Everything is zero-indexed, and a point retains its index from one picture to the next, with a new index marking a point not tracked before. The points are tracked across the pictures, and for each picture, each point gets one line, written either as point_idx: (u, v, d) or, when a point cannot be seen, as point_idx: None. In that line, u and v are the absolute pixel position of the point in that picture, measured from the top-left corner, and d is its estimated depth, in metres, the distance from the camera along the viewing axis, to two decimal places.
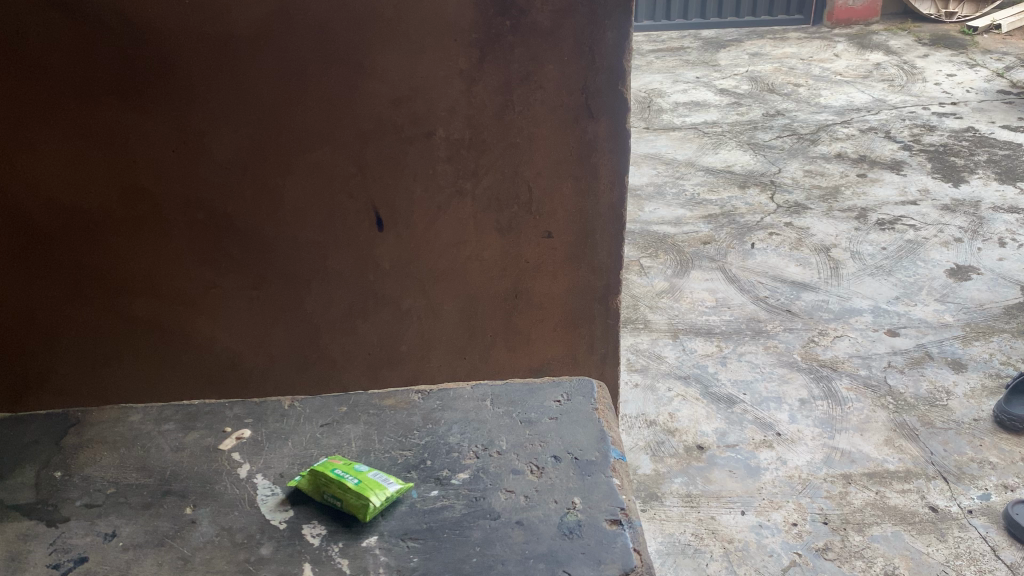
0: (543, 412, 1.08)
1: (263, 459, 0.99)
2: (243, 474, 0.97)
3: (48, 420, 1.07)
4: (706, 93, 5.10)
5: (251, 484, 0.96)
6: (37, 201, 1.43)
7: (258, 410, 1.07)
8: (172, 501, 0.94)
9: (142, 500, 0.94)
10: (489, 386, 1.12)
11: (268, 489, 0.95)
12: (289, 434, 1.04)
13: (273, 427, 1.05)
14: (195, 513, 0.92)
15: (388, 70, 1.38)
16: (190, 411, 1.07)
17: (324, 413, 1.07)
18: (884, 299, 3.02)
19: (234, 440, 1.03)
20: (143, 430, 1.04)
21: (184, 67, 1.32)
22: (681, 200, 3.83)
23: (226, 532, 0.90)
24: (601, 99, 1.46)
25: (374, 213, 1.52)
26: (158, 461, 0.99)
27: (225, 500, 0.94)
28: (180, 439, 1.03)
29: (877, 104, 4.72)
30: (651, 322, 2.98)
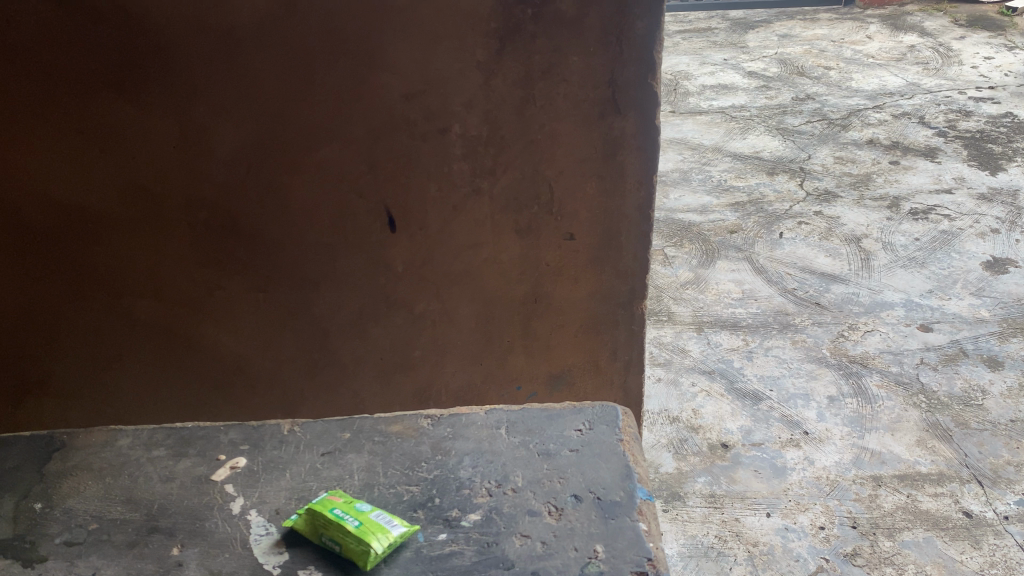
0: (563, 445, 1.08)
1: (258, 494, 1.03)
2: (236, 510, 1.01)
3: (37, 449, 1.13)
4: (734, 76, 4.95)
5: (243, 522, 0.99)
6: (33, 201, 1.35)
7: (254, 437, 1.12)
8: (157, 540, 0.97)
9: (126, 538, 0.98)
10: (504, 414, 1.13)
11: (264, 528, 0.98)
12: (285, 464, 1.07)
13: (270, 456, 1.09)
14: (182, 554, 0.95)
15: (401, 62, 1.29)
16: (183, 438, 1.13)
17: (325, 440, 1.11)
18: (917, 293, 2.90)
19: (228, 470, 1.07)
20: (131, 459, 1.09)
21: (185, 59, 1.24)
22: (707, 186, 3.71)
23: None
24: (628, 94, 1.36)
25: (387, 214, 1.44)
26: (145, 493, 1.04)
27: (214, 540, 0.97)
28: (170, 469, 1.08)
29: (911, 88, 4.55)
30: (675, 314, 2.89)
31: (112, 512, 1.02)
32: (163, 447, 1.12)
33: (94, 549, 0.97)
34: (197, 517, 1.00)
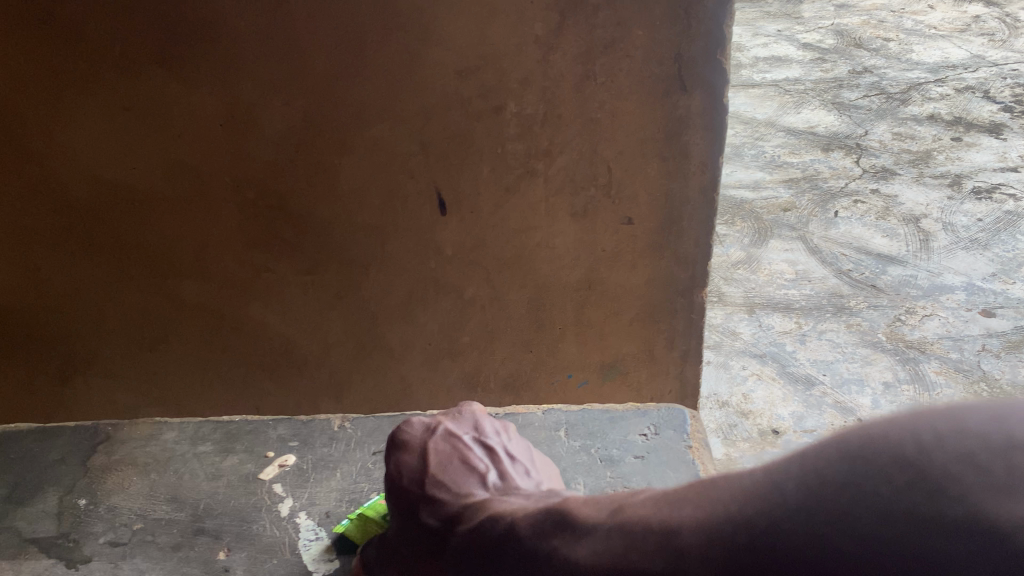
0: (628, 450, 1.25)
1: (309, 494, 1.16)
2: (284, 512, 1.13)
3: (84, 446, 1.25)
4: (788, 47, 4.79)
5: (292, 525, 1.11)
6: (78, 179, 1.32)
7: (302, 433, 1.27)
8: (203, 542, 1.08)
9: (170, 540, 1.09)
10: (567, 418, 1.32)
11: (313, 532, 1.09)
12: (335, 463, 1.21)
13: (318, 454, 1.23)
14: (228, 560, 1.06)
15: (456, 36, 1.22)
16: (230, 434, 1.27)
17: (375, 439, 1.25)
18: (979, 276, 2.75)
19: (277, 468, 1.21)
20: (178, 455, 1.23)
21: (231, 33, 1.19)
22: (760, 162, 3.60)
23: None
24: (694, 71, 1.28)
25: (437, 196, 1.38)
26: (191, 493, 1.16)
27: (261, 545, 1.08)
28: (217, 465, 1.21)
29: (976, 60, 4.35)
30: (726, 295, 2.81)
31: (158, 511, 1.13)
32: (209, 441, 1.27)
33: (138, 551, 1.07)
34: (243, 519, 1.12)
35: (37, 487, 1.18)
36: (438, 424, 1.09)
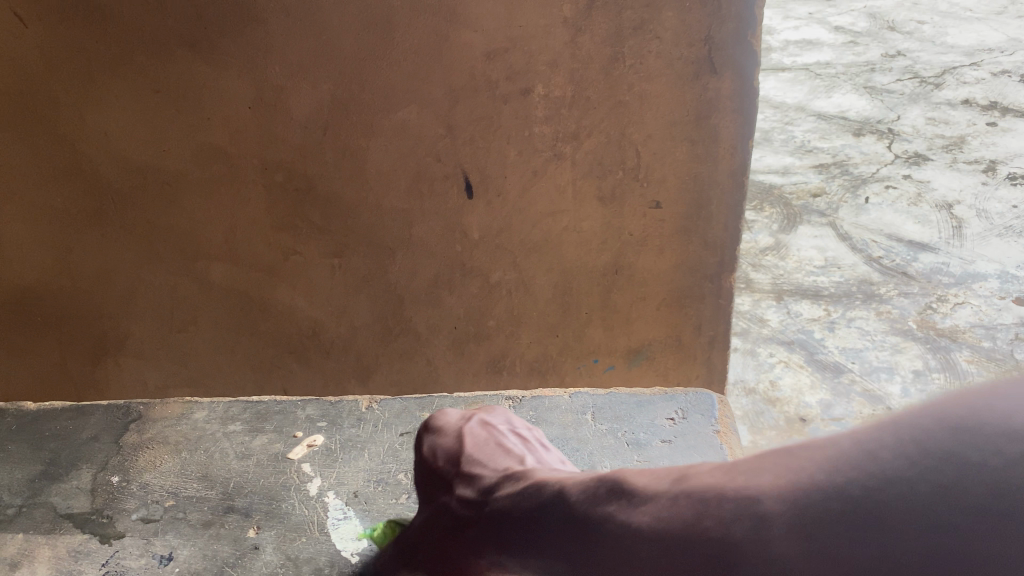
0: (655, 434, 1.25)
1: (337, 475, 1.15)
2: (312, 491, 1.12)
3: (110, 417, 1.28)
4: (819, 30, 4.72)
5: (319, 505, 1.10)
6: (109, 161, 1.34)
7: (330, 414, 1.27)
8: (234, 519, 1.08)
9: (201, 518, 1.08)
10: (591, 401, 1.31)
11: (341, 511, 1.09)
12: (364, 443, 1.21)
13: (346, 437, 1.22)
14: (257, 538, 1.05)
15: (484, 18, 1.22)
16: (259, 414, 1.27)
17: (403, 422, 1.25)
18: (1013, 264, 2.70)
19: (305, 448, 1.20)
20: (208, 433, 1.23)
21: (261, 15, 1.19)
22: (789, 147, 3.57)
23: (290, 563, 1.02)
24: (725, 52, 1.26)
25: (464, 178, 1.38)
26: (222, 471, 1.16)
27: (291, 523, 1.07)
28: (246, 447, 1.20)
29: (1013, 43, 4.26)
30: (753, 282, 2.78)
31: (189, 489, 1.13)
32: (237, 422, 1.26)
33: (170, 527, 1.07)
34: (273, 497, 1.11)
35: (72, 464, 1.19)
36: (471, 414, 1.07)
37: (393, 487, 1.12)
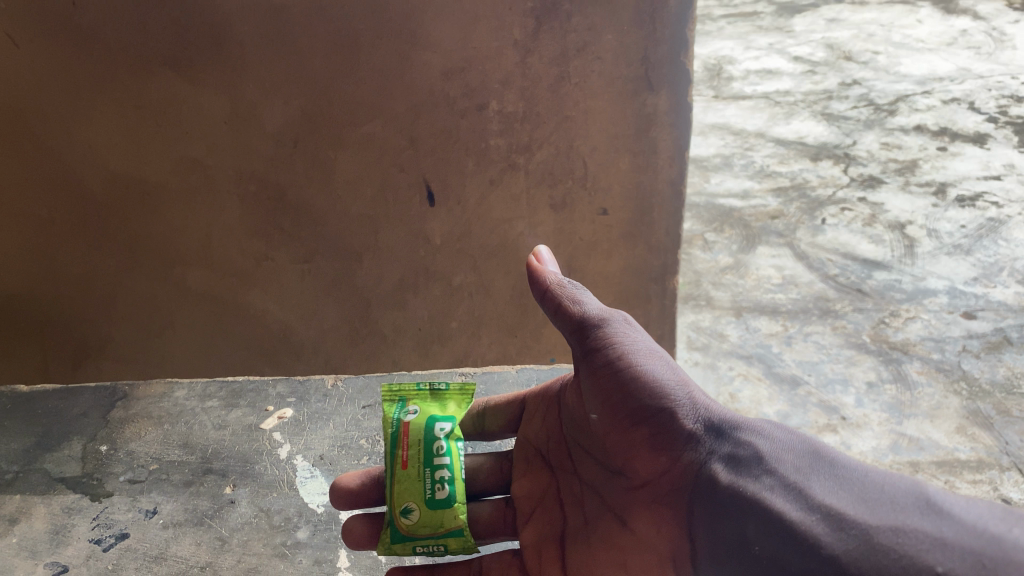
0: None
1: (304, 441, 1.25)
2: (282, 455, 1.23)
3: (96, 396, 1.36)
4: (779, 61, 4.92)
5: (289, 465, 1.21)
6: (93, 172, 1.43)
7: (298, 391, 1.36)
8: (212, 479, 1.18)
9: (183, 478, 1.18)
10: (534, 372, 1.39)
11: (308, 471, 1.19)
12: (328, 415, 1.30)
13: (313, 409, 1.32)
14: (233, 493, 1.15)
15: (440, 40, 1.34)
16: (234, 391, 1.36)
17: (365, 396, 1.34)
18: (962, 280, 2.83)
19: (276, 420, 1.30)
20: (187, 408, 1.32)
21: (236, 37, 1.30)
22: (749, 172, 3.70)
23: (263, 514, 1.12)
24: (661, 72, 1.40)
25: (426, 187, 1.49)
26: (200, 439, 1.26)
27: (264, 481, 1.17)
28: (222, 418, 1.30)
29: (962, 73, 4.47)
30: (714, 299, 2.88)
31: (171, 455, 1.23)
32: (215, 399, 1.35)
33: (154, 486, 1.17)
34: (246, 461, 1.21)
35: (64, 436, 1.27)
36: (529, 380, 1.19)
37: (355, 450, 1.23)
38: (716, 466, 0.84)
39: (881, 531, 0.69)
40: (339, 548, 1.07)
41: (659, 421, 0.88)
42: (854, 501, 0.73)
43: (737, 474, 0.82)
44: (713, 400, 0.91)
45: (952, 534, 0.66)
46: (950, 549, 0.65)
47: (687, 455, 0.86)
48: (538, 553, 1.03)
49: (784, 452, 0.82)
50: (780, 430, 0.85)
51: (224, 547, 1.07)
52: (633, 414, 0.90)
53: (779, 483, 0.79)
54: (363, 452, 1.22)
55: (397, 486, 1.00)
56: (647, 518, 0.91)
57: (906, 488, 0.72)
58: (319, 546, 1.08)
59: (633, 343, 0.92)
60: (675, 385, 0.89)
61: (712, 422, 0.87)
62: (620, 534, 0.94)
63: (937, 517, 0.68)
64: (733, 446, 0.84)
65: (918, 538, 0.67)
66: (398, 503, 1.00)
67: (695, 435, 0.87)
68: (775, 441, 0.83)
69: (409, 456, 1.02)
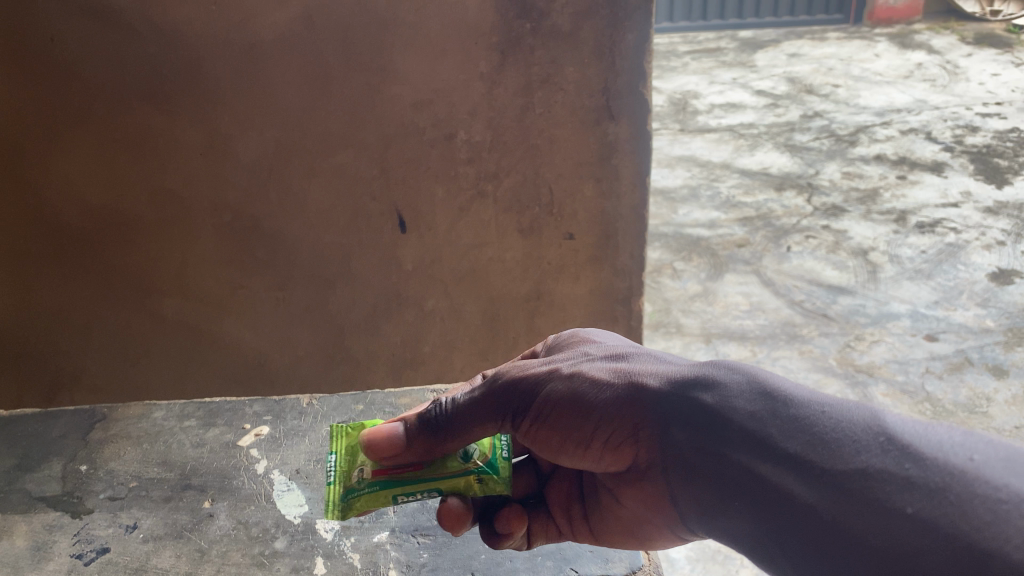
0: None
1: (280, 456, 1.22)
2: (259, 470, 1.19)
3: (75, 418, 1.32)
4: (742, 95, 5.06)
5: (266, 480, 1.18)
6: (71, 204, 1.46)
7: (276, 408, 1.31)
8: (191, 494, 1.15)
9: (163, 494, 1.15)
10: None
11: (285, 485, 1.16)
12: (305, 431, 1.26)
13: (290, 425, 1.28)
14: (213, 508, 1.13)
15: (410, 73, 1.39)
16: (212, 410, 1.32)
17: (341, 411, 1.30)
18: (923, 303, 2.90)
19: (253, 437, 1.26)
20: (167, 426, 1.29)
21: (212, 72, 1.35)
22: (715, 203, 3.77)
23: (242, 526, 1.10)
24: (621, 102, 1.46)
25: (398, 216, 1.54)
26: (180, 457, 1.22)
27: (242, 495, 1.15)
28: (201, 435, 1.27)
29: (918, 105, 4.64)
30: (683, 327, 2.87)
31: (150, 472, 1.20)
32: (193, 418, 1.31)
33: (134, 503, 1.14)
34: (225, 476, 1.18)
35: (44, 455, 1.24)
36: None
37: None
38: (675, 434, 0.81)
39: (849, 479, 0.67)
40: (316, 556, 1.05)
41: (606, 428, 0.85)
42: (817, 446, 0.71)
43: (698, 436, 0.79)
44: (646, 367, 0.86)
45: (917, 471, 0.65)
46: (919, 490, 0.64)
47: (644, 437, 0.84)
48: (565, 510, 1.02)
49: (737, 399, 0.78)
50: (721, 374, 0.81)
51: (204, 559, 1.05)
52: (578, 431, 0.87)
53: (743, 439, 0.75)
54: None
55: (440, 467, 0.92)
56: (636, 495, 0.91)
57: (864, 422, 0.70)
58: (298, 556, 1.05)
59: (539, 376, 0.89)
60: (596, 388, 0.86)
61: (651, 395, 0.83)
62: (618, 508, 0.96)
63: (900, 454, 0.67)
64: (682, 412, 0.81)
65: (884, 480, 0.66)
66: (459, 464, 0.92)
67: (640, 416, 0.84)
68: (725, 390, 0.79)
69: (406, 458, 0.93)
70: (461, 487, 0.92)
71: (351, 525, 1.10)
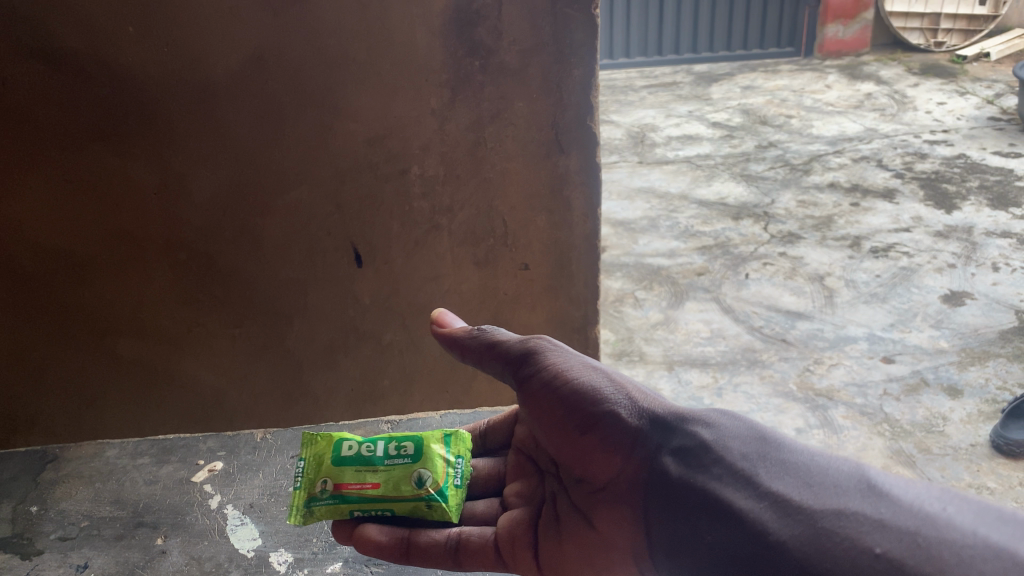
0: None
1: (235, 491, 1.31)
2: (213, 505, 1.28)
3: (26, 461, 1.43)
4: (699, 127, 5.16)
5: (220, 514, 1.26)
6: (24, 246, 1.46)
7: (230, 444, 1.41)
8: (143, 532, 1.24)
9: (114, 533, 1.24)
10: (455, 416, 1.46)
11: (239, 519, 1.25)
12: (259, 465, 1.35)
13: (243, 460, 1.37)
14: (166, 544, 1.21)
15: (362, 111, 1.42)
16: (166, 448, 1.42)
17: (292, 446, 1.40)
18: (879, 327, 2.96)
19: (207, 472, 1.36)
20: (119, 464, 1.39)
21: (164, 112, 1.36)
22: (675, 232, 3.82)
23: (195, 561, 1.17)
24: (570, 135, 1.50)
25: (354, 250, 1.56)
26: (132, 495, 1.32)
27: (195, 530, 1.23)
28: (154, 472, 1.37)
29: (869, 133, 4.77)
30: (646, 355, 2.90)
31: (102, 511, 1.29)
32: (146, 455, 1.41)
33: (85, 543, 1.22)
34: (178, 512, 1.27)
35: None
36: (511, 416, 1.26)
37: (284, 497, 1.28)
38: (667, 460, 0.98)
39: (825, 516, 0.81)
40: None
41: (609, 431, 1.04)
42: (801, 488, 0.86)
43: (688, 467, 0.96)
44: (655, 400, 1.06)
45: (889, 515, 0.79)
46: (889, 531, 0.77)
47: (639, 452, 1.01)
48: (512, 541, 1.09)
49: (732, 441, 0.96)
50: (723, 420, 1.00)
51: None
52: (581, 424, 1.06)
53: (728, 472, 0.92)
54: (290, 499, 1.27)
55: (395, 490, 1.08)
56: (608, 515, 1.02)
57: (848, 473, 0.86)
58: None
59: (566, 362, 1.09)
60: (613, 392, 1.06)
61: (658, 420, 1.03)
62: (587, 534, 1.05)
63: (875, 499, 0.81)
64: (681, 439, 0.99)
65: (860, 520, 0.79)
66: (412, 489, 1.08)
67: (642, 434, 1.02)
68: (724, 433, 0.98)
69: (367, 477, 1.09)
70: (412, 509, 1.08)
71: (305, 557, 1.17)
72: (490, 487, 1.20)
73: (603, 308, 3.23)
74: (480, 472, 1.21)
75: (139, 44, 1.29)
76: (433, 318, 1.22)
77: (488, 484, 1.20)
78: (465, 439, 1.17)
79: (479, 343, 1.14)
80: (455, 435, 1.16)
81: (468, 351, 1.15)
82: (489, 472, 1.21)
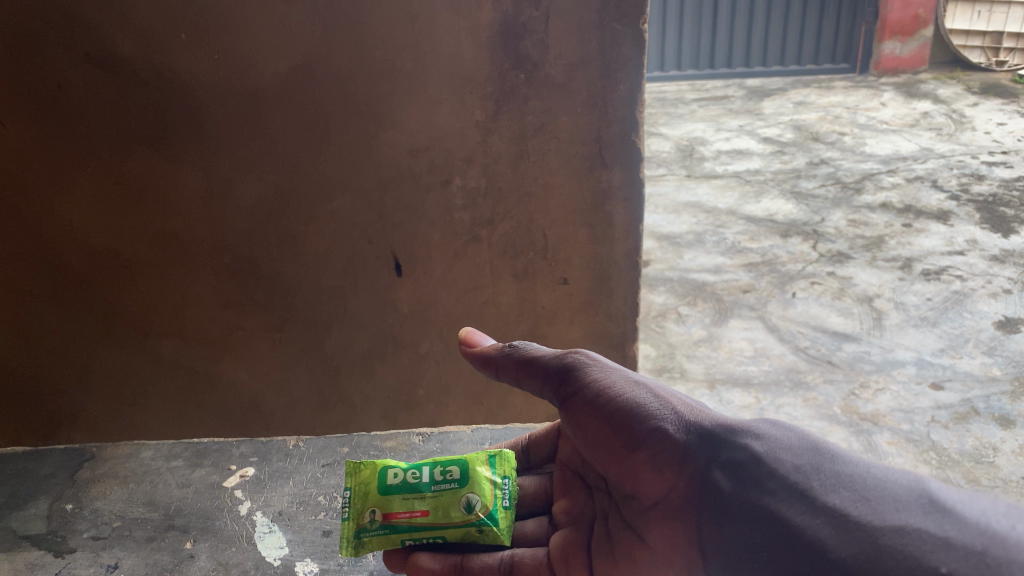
0: None
1: (265, 498, 1.31)
2: (242, 511, 1.29)
3: (63, 459, 1.45)
4: (749, 142, 5.10)
5: (249, 521, 1.27)
6: (72, 246, 1.48)
7: (262, 450, 1.42)
8: (173, 535, 1.25)
9: (145, 535, 1.25)
10: (485, 433, 1.44)
11: (266, 527, 1.25)
12: (289, 473, 1.36)
13: (275, 466, 1.38)
14: (194, 549, 1.22)
15: (409, 122, 1.43)
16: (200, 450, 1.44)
17: (326, 455, 1.40)
18: (929, 351, 2.88)
19: (238, 477, 1.37)
20: (154, 467, 1.41)
21: (214, 121, 1.38)
22: (721, 248, 3.77)
23: (221, 567, 1.18)
24: (614, 150, 1.49)
25: (394, 259, 1.57)
26: (165, 497, 1.34)
27: (223, 536, 1.24)
28: (187, 475, 1.38)
29: (924, 153, 4.67)
30: (687, 371, 2.85)
31: (134, 512, 1.31)
32: (180, 458, 1.43)
33: (116, 543, 1.24)
34: (207, 517, 1.28)
35: (31, 496, 1.36)
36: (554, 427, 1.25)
37: (313, 506, 1.29)
38: (718, 475, 0.96)
39: (885, 533, 0.79)
40: None
41: (656, 449, 1.02)
42: (858, 502, 0.83)
43: (741, 481, 0.93)
44: (702, 412, 1.04)
45: (954, 532, 0.76)
46: (954, 550, 0.74)
47: (689, 467, 0.99)
48: (565, 558, 1.07)
49: (784, 453, 0.93)
50: (774, 432, 0.97)
51: None
52: (629, 441, 1.03)
53: (784, 488, 0.89)
54: (321, 509, 1.28)
55: (445, 517, 1.07)
56: (662, 532, 1.01)
57: (907, 488, 0.83)
58: None
59: (609, 377, 1.07)
60: (659, 407, 1.04)
61: (706, 434, 1.00)
62: (640, 550, 1.04)
63: (939, 517, 0.78)
64: (731, 452, 0.96)
65: (923, 538, 0.77)
66: (462, 515, 1.07)
67: (691, 449, 1.00)
68: (775, 445, 0.95)
69: (415, 505, 1.08)
70: (463, 535, 1.08)
71: (330, 568, 1.17)
72: (538, 506, 1.20)
73: (645, 323, 3.19)
74: (527, 490, 1.21)
75: (191, 52, 1.31)
76: (461, 335, 1.19)
77: (536, 501, 1.20)
78: (510, 458, 1.15)
79: (511, 359, 1.12)
80: (500, 455, 1.14)
81: (502, 369, 1.13)
82: (537, 490, 1.20)
